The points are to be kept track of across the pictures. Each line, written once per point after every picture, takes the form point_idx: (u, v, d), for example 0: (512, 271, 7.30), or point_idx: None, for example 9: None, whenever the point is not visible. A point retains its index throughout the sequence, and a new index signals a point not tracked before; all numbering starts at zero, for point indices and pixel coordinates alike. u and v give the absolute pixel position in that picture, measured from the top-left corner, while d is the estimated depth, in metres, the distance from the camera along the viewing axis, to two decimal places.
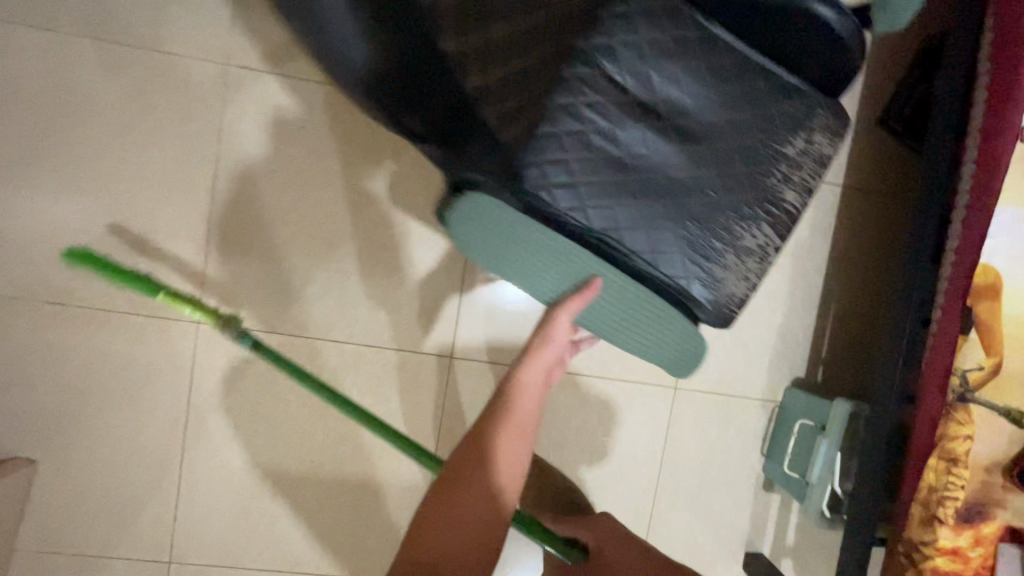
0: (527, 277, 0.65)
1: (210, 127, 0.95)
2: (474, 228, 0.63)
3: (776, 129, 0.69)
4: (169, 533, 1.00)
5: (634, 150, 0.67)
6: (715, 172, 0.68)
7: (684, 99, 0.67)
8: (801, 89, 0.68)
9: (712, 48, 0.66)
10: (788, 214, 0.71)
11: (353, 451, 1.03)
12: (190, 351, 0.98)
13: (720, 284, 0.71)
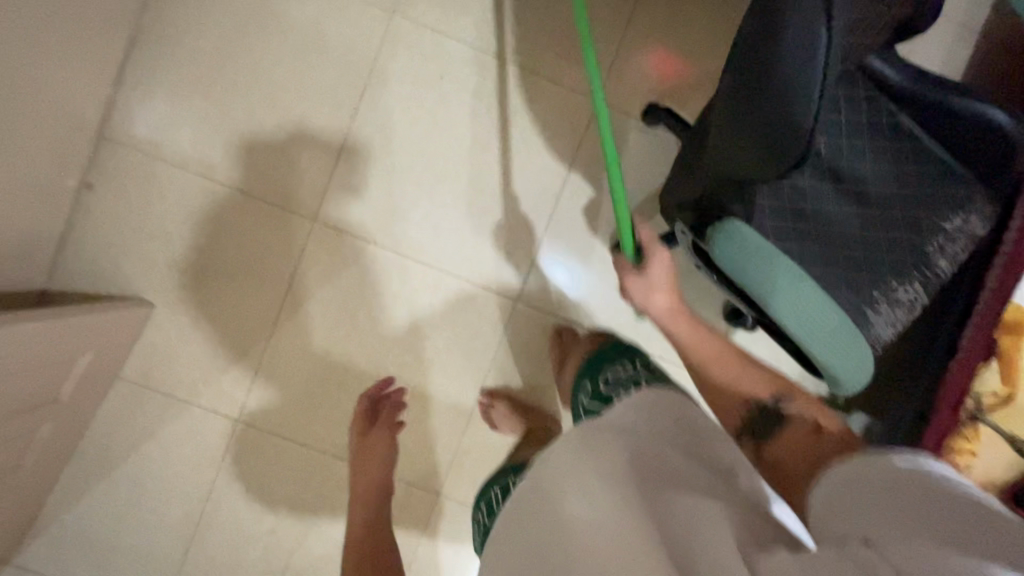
0: (777, 291, 0.72)
1: (366, 60, 1.12)
2: (735, 248, 0.74)
3: (939, 207, 0.76)
4: (245, 394, 1.15)
5: (818, 203, 0.76)
6: (880, 231, 0.76)
7: (862, 167, 0.77)
8: (967, 180, 0.76)
9: (895, 133, 0.77)
10: (938, 278, 0.76)
11: (414, 362, 1.17)
12: (302, 243, 1.14)
13: (869, 326, 0.74)
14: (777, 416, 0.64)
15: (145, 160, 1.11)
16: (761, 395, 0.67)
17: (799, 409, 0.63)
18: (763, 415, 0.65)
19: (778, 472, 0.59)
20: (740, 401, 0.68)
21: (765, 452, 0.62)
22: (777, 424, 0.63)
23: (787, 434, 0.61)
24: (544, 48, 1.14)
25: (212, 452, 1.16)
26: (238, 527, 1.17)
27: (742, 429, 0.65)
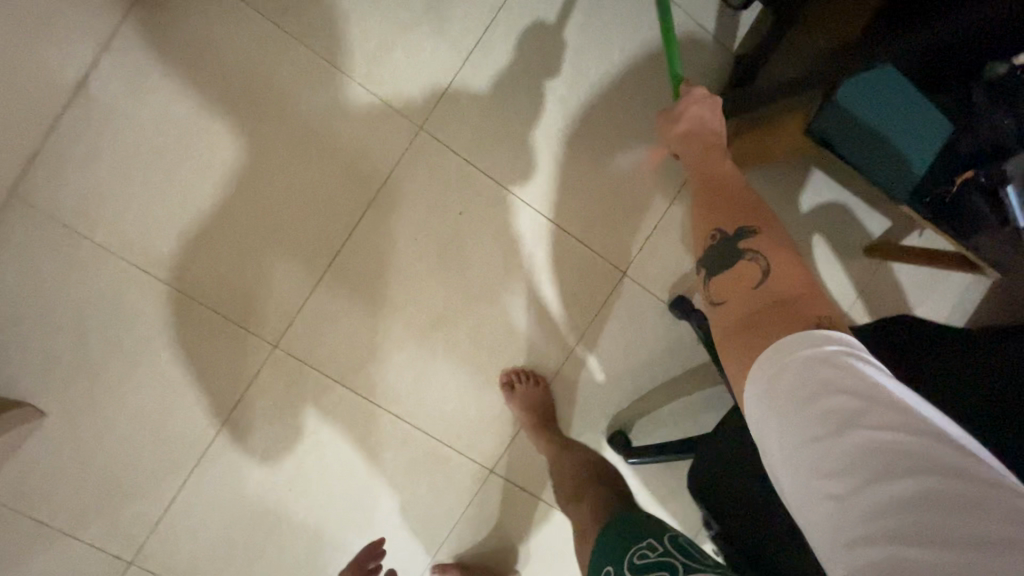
0: None
1: (378, 173, 0.95)
2: None
3: None
4: (146, 532, 0.95)
5: None
6: None
7: None
8: None
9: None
10: None
11: (361, 523, 1.01)
12: (254, 366, 0.95)
13: None
14: (732, 256, 0.52)
15: (71, 233, 0.88)
16: (728, 228, 0.55)
17: (758, 253, 0.51)
18: (724, 250, 0.53)
19: (721, 313, 0.51)
20: (707, 237, 0.56)
21: (714, 293, 0.53)
22: (727, 262, 0.52)
23: (737, 276, 0.51)
24: (580, 202, 1.02)
25: None
26: None
27: (704, 260, 0.55)
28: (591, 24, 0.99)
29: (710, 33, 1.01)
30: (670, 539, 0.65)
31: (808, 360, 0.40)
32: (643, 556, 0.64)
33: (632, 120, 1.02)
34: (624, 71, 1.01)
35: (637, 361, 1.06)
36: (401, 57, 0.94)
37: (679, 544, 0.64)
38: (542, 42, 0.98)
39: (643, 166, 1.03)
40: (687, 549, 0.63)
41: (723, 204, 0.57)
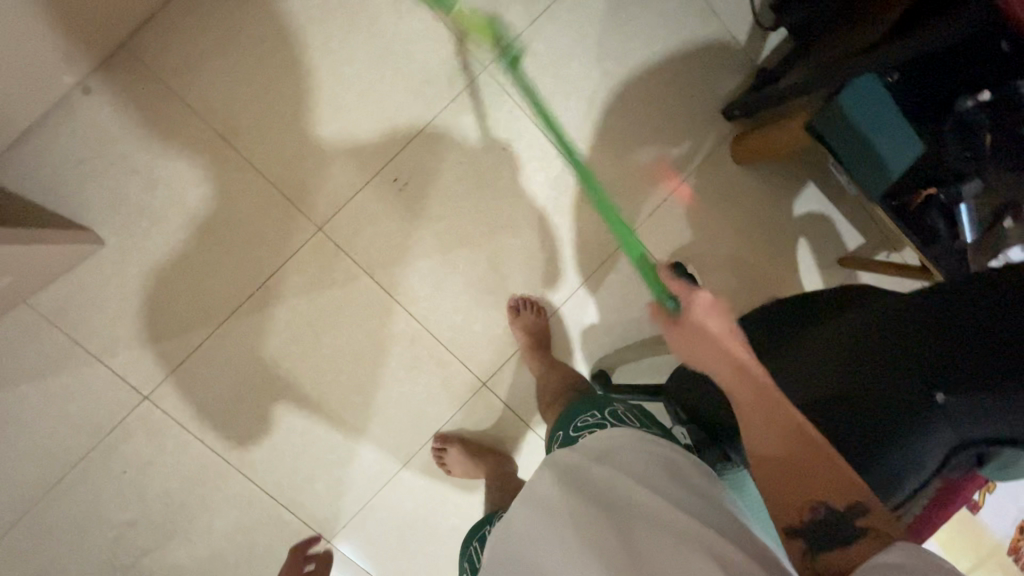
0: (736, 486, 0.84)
1: (440, 99, 1.09)
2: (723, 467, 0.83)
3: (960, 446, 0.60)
4: (166, 373, 1.04)
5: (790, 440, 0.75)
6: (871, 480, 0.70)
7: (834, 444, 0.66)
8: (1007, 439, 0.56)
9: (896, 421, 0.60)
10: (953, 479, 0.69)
11: (359, 406, 1.11)
12: (295, 244, 1.06)
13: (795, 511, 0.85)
14: (846, 531, 0.52)
15: (164, 91, 1.00)
16: (831, 496, 0.53)
17: (874, 532, 0.51)
18: (834, 526, 0.52)
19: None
20: (804, 507, 0.54)
21: (818, 562, 0.53)
22: (842, 534, 0.52)
23: (851, 556, 0.51)
24: (604, 164, 1.16)
25: (101, 421, 1.03)
26: (96, 508, 1.04)
27: (801, 530, 0.54)
28: (642, 16, 1.15)
29: (737, 46, 1.19)
30: (608, 410, 0.81)
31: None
32: (585, 420, 0.80)
33: (664, 104, 1.17)
34: (663, 61, 1.16)
35: (630, 313, 1.19)
36: (478, 6, 1.09)
37: (617, 412, 0.79)
38: (599, 21, 1.13)
39: (666, 144, 1.18)
40: (620, 416, 0.78)
41: (812, 457, 0.55)
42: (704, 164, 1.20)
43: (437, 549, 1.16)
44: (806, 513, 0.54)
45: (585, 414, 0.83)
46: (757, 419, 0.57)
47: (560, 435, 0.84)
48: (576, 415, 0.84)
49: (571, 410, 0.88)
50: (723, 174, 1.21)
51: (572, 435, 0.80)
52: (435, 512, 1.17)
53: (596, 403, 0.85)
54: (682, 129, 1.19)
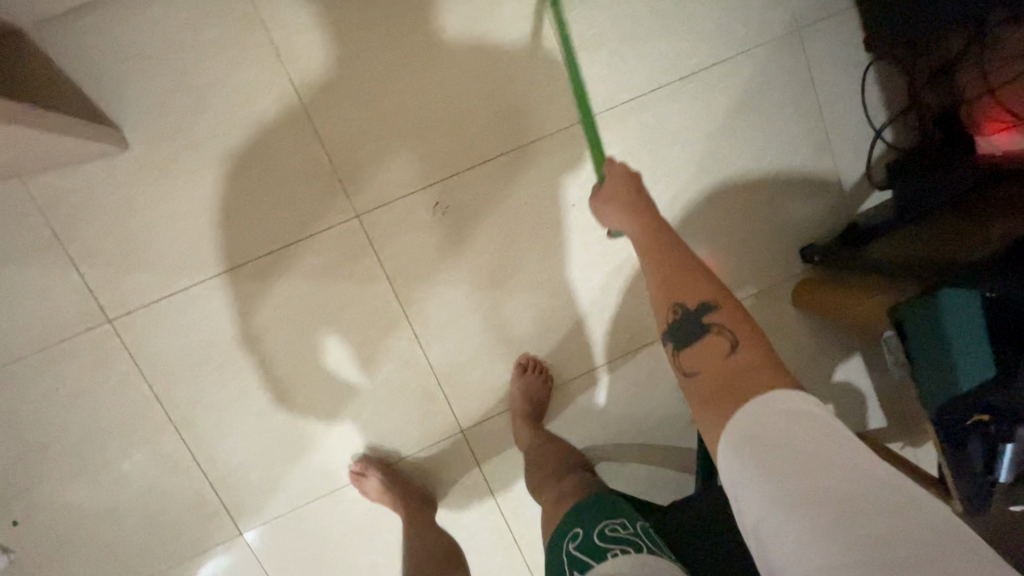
0: None
1: (529, 131, 1.01)
2: None
3: None
4: (141, 305, 0.94)
5: None
6: None
7: None
8: None
9: None
10: None
11: (328, 408, 1.01)
12: (326, 222, 0.97)
13: None
14: (701, 331, 0.60)
15: (252, 17, 0.92)
16: (688, 301, 0.63)
17: (722, 326, 0.59)
18: (690, 323, 0.61)
19: (694, 383, 0.58)
20: (670, 310, 0.64)
21: (685, 364, 0.61)
22: (698, 334, 0.60)
23: (707, 348, 0.59)
24: None
25: (51, 329, 0.92)
26: (11, 416, 0.93)
27: (668, 333, 0.63)
28: (762, 125, 1.07)
29: (841, 191, 1.11)
30: (638, 526, 0.75)
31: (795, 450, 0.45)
32: (614, 530, 0.74)
33: (748, 220, 1.10)
34: (764, 178, 1.09)
35: (635, 415, 1.11)
36: (603, 54, 1.01)
37: (649, 532, 0.74)
38: (719, 112, 1.04)
39: (734, 259, 1.12)
40: (653, 537, 0.73)
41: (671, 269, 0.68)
42: (761, 294, 1.14)
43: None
44: (674, 317, 0.63)
45: (613, 521, 0.77)
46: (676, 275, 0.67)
47: (577, 534, 0.78)
48: (602, 516, 0.78)
49: (585, 504, 0.83)
50: (778, 309, 1.15)
51: (596, 541, 0.73)
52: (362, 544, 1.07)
53: (619, 508, 0.80)
54: (754, 252, 1.12)
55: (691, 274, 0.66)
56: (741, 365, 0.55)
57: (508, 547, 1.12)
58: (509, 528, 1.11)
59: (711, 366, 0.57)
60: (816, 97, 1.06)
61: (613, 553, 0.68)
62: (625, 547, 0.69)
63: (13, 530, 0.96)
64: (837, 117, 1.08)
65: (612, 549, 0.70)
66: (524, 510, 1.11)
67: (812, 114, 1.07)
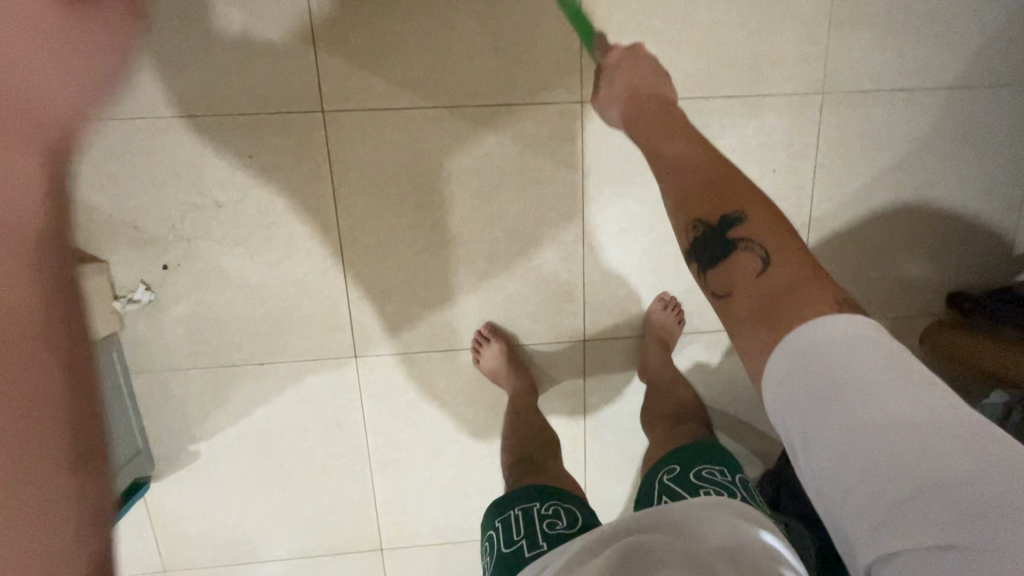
0: None
1: (767, 85, 1.00)
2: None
3: None
4: (356, 107, 0.95)
5: None
6: None
7: None
8: None
9: None
10: None
11: (479, 270, 1.05)
12: (551, 97, 0.98)
13: None
14: (731, 245, 0.64)
15: None
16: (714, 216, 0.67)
17: (750, 237, 0.63)
18: (715, 236, 0.66)
19: (730, 303, 0.63)
20: (693, 224, 0.69)
21: (718, 286, 0.66)
22: (727, 251, 0.65)
23: (736, 263, 0.64)
24: (830, 253, 1.11)
25: (269, 98, 0.94)
26: (199, 167, 0.96)
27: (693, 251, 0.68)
28: (973, 164, 1.07)
29: (1010, 253, 1.13)
30: (740, 477, 0.65)
31: (821, 341, 0.53)
32: (711, 473, 0.65)
33: (918, 248, 1.12)
34: (950, 214, 1.10)
35: (739, 385, 1.15)
36: (867, 37, 0.99)
37: (752, 491, 0.63)
38: (939, 137, 1.05)
39: (889, 281, 1.14)
40: (756, 494, 0.62)
41: (703, 180, 0.71)
42: (895, 321, 1.17)
43: (434, 432, 1.13)
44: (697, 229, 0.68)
45: (712, 465, 0.67)
46: (680, 181, 0.73)
47: (672, 469, 0.69)
48: (700, 457, 0.69)
49: (683, 450, 0.73)
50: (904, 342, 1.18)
51: (691, 479, 0.65)
52: (454, 406, 1.12)
53: (726, 456, 0.70)
54: (908, 281, 1.14)
55: (712, 187, 0.69)
56: (775, 276, 0.60)
57: (576, 461, 1.17)
58: (589, 443, 1.16)
59: (741, 275, 0.63)
60: None
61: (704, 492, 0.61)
62: (719, 491, 0.61)
63: (161, 274, 0.99)
64: None
65: (705, 490, 0.61)
66: (608, 431, 1.15)
67: (1019, 171, 1.08)
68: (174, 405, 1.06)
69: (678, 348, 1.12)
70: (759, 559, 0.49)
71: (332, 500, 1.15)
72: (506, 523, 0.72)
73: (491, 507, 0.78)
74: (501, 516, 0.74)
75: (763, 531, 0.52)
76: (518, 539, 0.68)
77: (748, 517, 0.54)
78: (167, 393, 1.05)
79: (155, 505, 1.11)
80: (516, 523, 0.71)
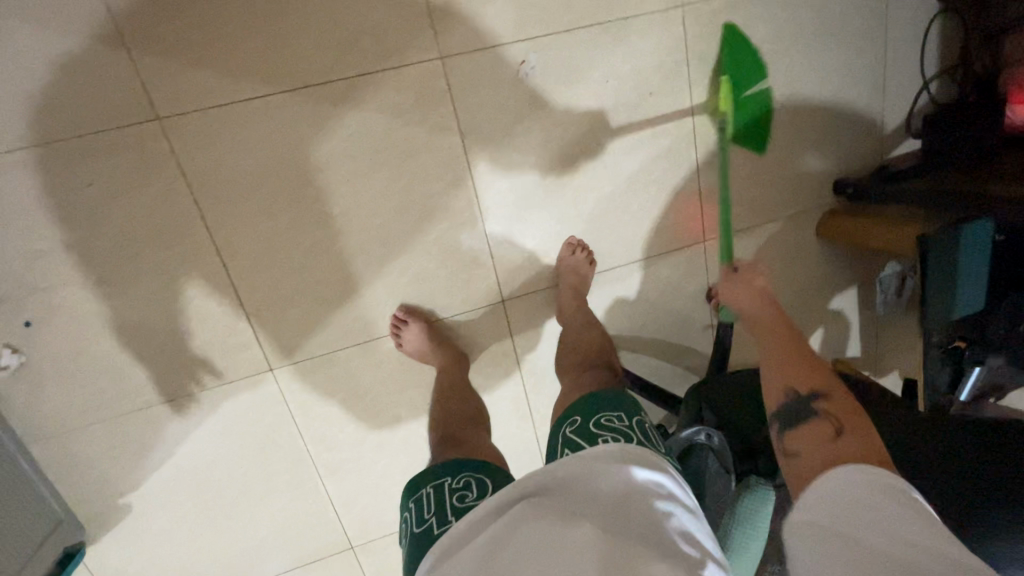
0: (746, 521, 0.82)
1: (626, 7, 0.98)
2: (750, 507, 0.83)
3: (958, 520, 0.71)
4: (197, 108, 0.86)
5: None
6: None
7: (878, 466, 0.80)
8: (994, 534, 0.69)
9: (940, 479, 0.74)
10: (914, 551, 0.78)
11: (378, 255, 1.01)
12: (409, 58, 0.92)
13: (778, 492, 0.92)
14: (808, 413, 0.63)
15: None
16: (799, 384, 0.67)
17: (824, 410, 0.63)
18: (797, 405, 0.65)
19: (798, 466, 0.60)
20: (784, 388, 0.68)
21: (787, 446, 0.63)
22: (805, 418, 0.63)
23: (812, 430, 0.61)
24: (719, 165, 1.13)
25: (92, 116, 0.84)
26: (34, 207, 0.86)
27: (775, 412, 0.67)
28: (835, 52, 1.10)
29: (881, 132, 1.19)
30: (637, 419, 0.69)
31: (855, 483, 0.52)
32: (609, 420, 0.68)
33: (799, 144, 1.16)
34: (822, 107, 1.14)
35: (660, 311, 1.19)
36: None
37: (647, 429, 0.67)
38: (799, 32, 1.07)
39: (779, 181, 1.17)
40: (649, 432, 0.67)
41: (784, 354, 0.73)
42: (793, 218, 1.21)
43: (373, 424, 1.11)
44: (779, 392, 0.68)
45: (611, 414, 0.70)
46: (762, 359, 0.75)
47: (573, 420, 0.72)
48: (598, 406, 0.72)
49: (585, 398, 0.76)
50: (803, 236, 1.23)
51: (590, 428, 0.68)
52: (387, 395, 1.10)
53: (622, 400, 0.74)
54: (797, 178, 1.18)
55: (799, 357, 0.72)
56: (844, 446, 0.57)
57: (519, 418, 1.19)
58: (529, 399, 1.17)
59: (813, 445, 0.60)
60: (885, 36, 1.11)
61: (601, 440, 0.64)
62: (615, 436, 0.64)
63: (25, 331, 0.90)
64: (897, 57, 1.13)
65: (601, 437, 0.65)
66: (544, 384, 1.17)
67: (876, 51, 1.12)
68: (86, 464, 0.99)
69: (594, 287, 1.13)
70: (633, 497, 0.52)
71: (288, 516, 1.13)
72: (418, 504, 0.71)
73: (405, 491, 0.77)
74: (414, 497, 0.74)
75: (639, 467, 0.55)
76: (428, 517, 0.68)
77: (625, 455, 0.56)
78: (74, 453, 0.98)
79: (99, 568, 1.06)
80: (428, 502, 0.70)
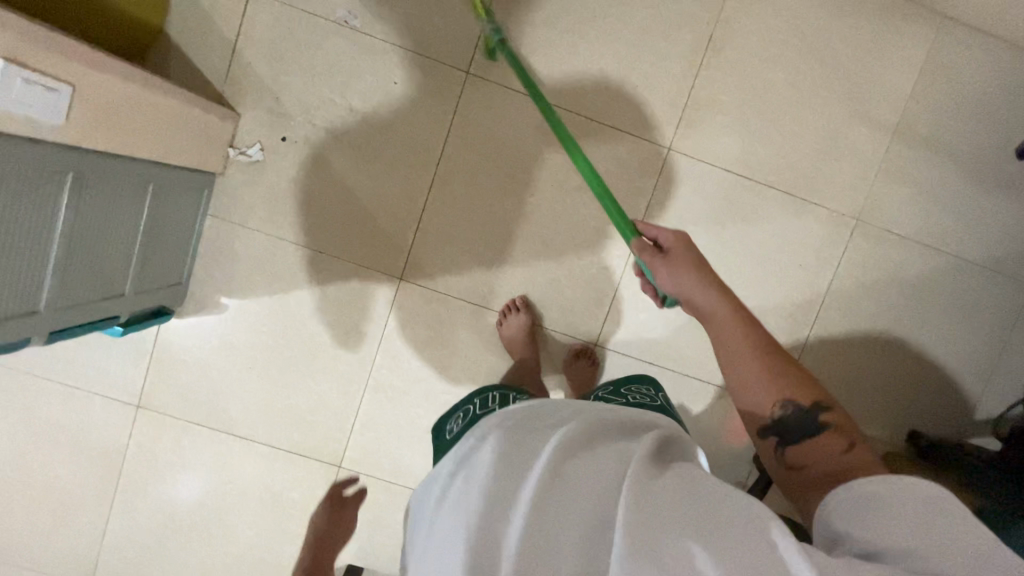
0: None
1: (815, 198, 1.20)
2: None
3: None
4: (494, 81, 1.14)
5: None
6: None
7: None
8: None
9: None
10: None
11: (533, 250, 1.19)
12: (647, 136, 1.17)
13: None
14: (813, 428, 0.58)
15: None
16: (798, 396, 0.59)
17: (830, 421, 0.58)
18: (800, 420, 0.59)
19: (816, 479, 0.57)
20: (779, 402, 0.59)
21: (794, 459, 0.59)
22: (810, 435, 0.58)
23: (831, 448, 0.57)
24: (822, 354, 1.25)
25: (430, 46, 1.13)
26: (352, 75, 1.13)
27: (769, 428, 0.60)
28: (960, 328, 1.25)
29: (969, 415, 1.28)
30: (659, 393, 0.97)
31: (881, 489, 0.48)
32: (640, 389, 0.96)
33: (895, 380, 1.27)
34: (928, 362, 1.26)
35: (712, 442, 1.25)
36: (901, 194, 1.21)
37: (666, 400, 0.95)
38: (937, 294, 1.24)
39: (864, 399, 1.27)
40: (667, 402, 0.95)
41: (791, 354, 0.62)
42: None
43: (434, 373, 1.21)
44: (779, 409, 0.59)
45: (636, 385, 1.00)
46: (739, 354, 0.61)
47: (609, 386, 1.00)
48: (632, 382, 1.00)
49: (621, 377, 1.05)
50: None
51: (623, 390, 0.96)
52: (461, 357, 1.21)
53: (648, 380, 1.03)
54: (880, 408, 1.28)
55: (782, 359, 0.61)
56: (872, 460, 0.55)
57: None
58: None
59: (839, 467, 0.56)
60: (1007, 339, 1.25)
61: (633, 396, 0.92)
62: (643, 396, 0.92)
63: (277, 143, 1.14)
64: (1008, 362, 1.25)
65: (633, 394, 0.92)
66: None
67: (993, 347, 1.26)
68: (229, 256, 1.17)
69: (672, 385, 1.23)
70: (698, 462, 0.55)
71: (317, 400, 1.21)
72: (483, 399, 0.86)
73: (473, 393, 0.91)
74: (481, 396, 0.88)
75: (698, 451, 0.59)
76: (491, 405, 0.82)
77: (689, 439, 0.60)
78: (229, 244, 1.16)
79: (165, 339, 1.18)
80: (494, 398, 0.84)
